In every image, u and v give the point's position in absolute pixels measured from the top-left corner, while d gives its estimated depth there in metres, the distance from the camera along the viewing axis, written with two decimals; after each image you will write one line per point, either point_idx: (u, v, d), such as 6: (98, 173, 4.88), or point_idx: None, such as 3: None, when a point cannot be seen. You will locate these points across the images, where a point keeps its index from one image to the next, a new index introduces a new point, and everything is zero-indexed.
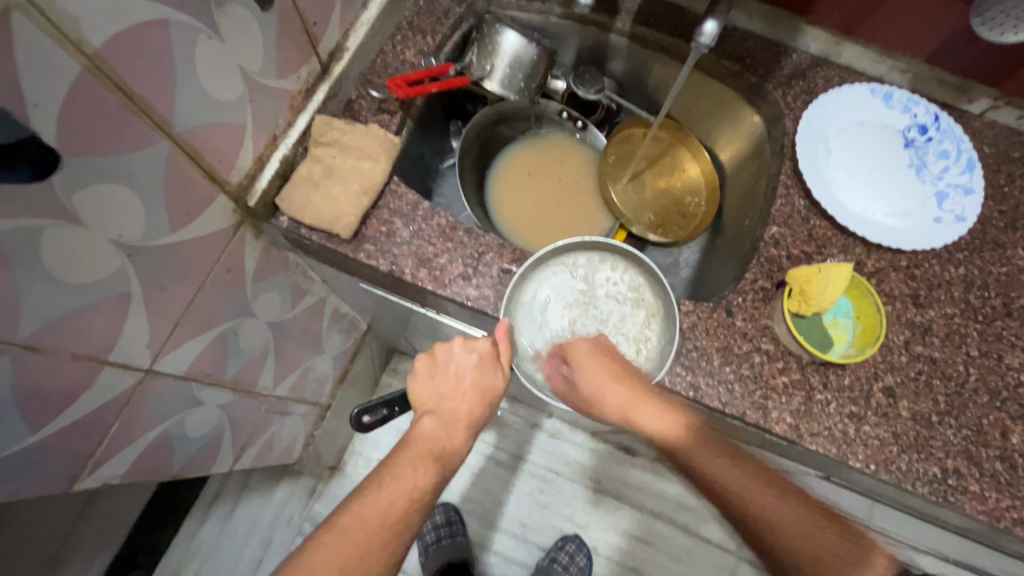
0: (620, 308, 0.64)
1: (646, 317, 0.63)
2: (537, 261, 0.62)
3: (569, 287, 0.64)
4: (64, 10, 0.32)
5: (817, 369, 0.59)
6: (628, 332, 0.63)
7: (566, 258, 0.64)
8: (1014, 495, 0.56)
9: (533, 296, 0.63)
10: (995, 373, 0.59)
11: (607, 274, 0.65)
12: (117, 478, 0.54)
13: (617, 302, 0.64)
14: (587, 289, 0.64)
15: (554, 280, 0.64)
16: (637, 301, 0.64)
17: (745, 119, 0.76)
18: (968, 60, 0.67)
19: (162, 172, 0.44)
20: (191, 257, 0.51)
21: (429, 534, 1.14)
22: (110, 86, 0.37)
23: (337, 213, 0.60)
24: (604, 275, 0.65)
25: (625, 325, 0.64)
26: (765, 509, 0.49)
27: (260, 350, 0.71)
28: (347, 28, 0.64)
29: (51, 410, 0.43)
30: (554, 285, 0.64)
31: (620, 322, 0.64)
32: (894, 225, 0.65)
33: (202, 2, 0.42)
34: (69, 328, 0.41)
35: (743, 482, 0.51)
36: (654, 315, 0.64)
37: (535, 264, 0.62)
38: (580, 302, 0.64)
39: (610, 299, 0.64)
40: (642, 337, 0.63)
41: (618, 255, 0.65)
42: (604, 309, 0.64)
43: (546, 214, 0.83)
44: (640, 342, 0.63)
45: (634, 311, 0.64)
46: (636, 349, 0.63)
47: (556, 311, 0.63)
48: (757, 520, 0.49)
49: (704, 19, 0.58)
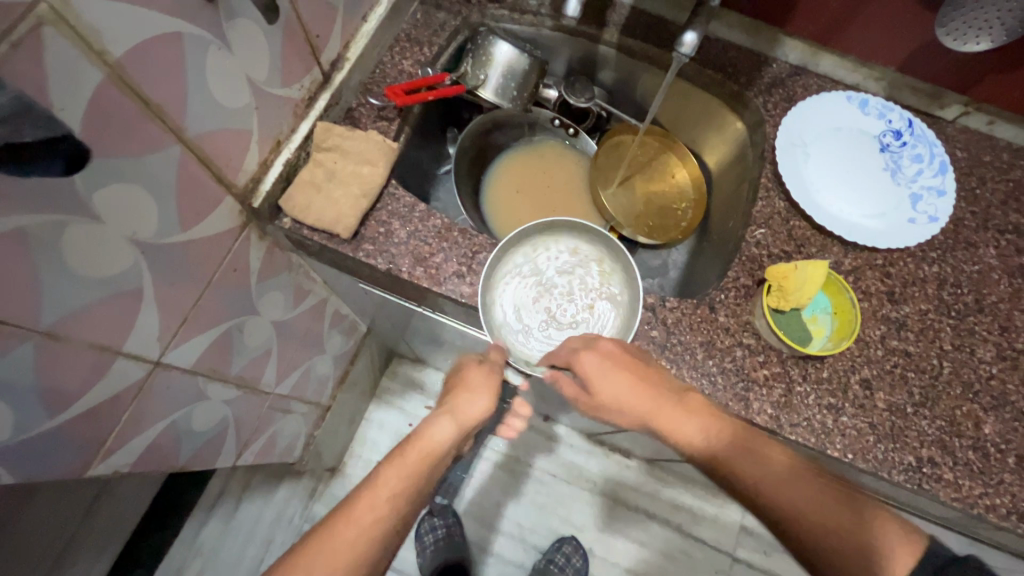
0: (575, 274, 0.71)
1: (596, 265, 0.71)
2: (488, 286, 0.66)
3: (526, 285, 0.69)
4: (90, 23, 0.35)
5: (797, 362, 0.61)
6: (589, 286, 0.71)
7: (509, 266, 0.68)
8: (987, 483, 0.58)
9: (502, 313, 0.68)
10: (968, 366, 0.62)
11: (546, 255, 0.71)
12: (126, 467, 0.57)
13: (569, 266, 0.71)
14: (538, 275, 0.70)
15: (513, 288, 0.69)
16: (583, 260, 0.71)
17: (729, 125, 0.79)
18: (938, 69, 0.70)
19: (175, 173, 0.47)
20: (199, 255, 0.54)
21: (428, 536, 1.16)
22: (129, 93, 0.40)
23: (338, 214, 0.63)
24: (543, 257, 0.71)
25: (586, 283, 0.71)
26: (806, 505, 0.47)
27: (263, 348, 0.74)
28: (348, 40, 0.68)
29: (68, 398, 0.45)
30: (512, 291, 0.69)
31: (578, 282, 0.71)
32: (871, 225, 0.68)
33: (214, 16, 0.45)
34: (87, 318, 0.44)
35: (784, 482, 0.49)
36: (602, 259, 0.71)
37: (489, 286, 0.66)
38: (542, 289, 0.70)
39: (562, 269, 0.71)
40: (604, 282, 0.71)
41: (543, 235, 0.71)
42: (558, 281, 0.70)
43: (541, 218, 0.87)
44: (608, 286, 0.70)
45: (588, 262, 0.71)
46: (609, 294, 0.70)
47: (528, 310, 0.69)
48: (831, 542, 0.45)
49: (685, 30, 0.62)
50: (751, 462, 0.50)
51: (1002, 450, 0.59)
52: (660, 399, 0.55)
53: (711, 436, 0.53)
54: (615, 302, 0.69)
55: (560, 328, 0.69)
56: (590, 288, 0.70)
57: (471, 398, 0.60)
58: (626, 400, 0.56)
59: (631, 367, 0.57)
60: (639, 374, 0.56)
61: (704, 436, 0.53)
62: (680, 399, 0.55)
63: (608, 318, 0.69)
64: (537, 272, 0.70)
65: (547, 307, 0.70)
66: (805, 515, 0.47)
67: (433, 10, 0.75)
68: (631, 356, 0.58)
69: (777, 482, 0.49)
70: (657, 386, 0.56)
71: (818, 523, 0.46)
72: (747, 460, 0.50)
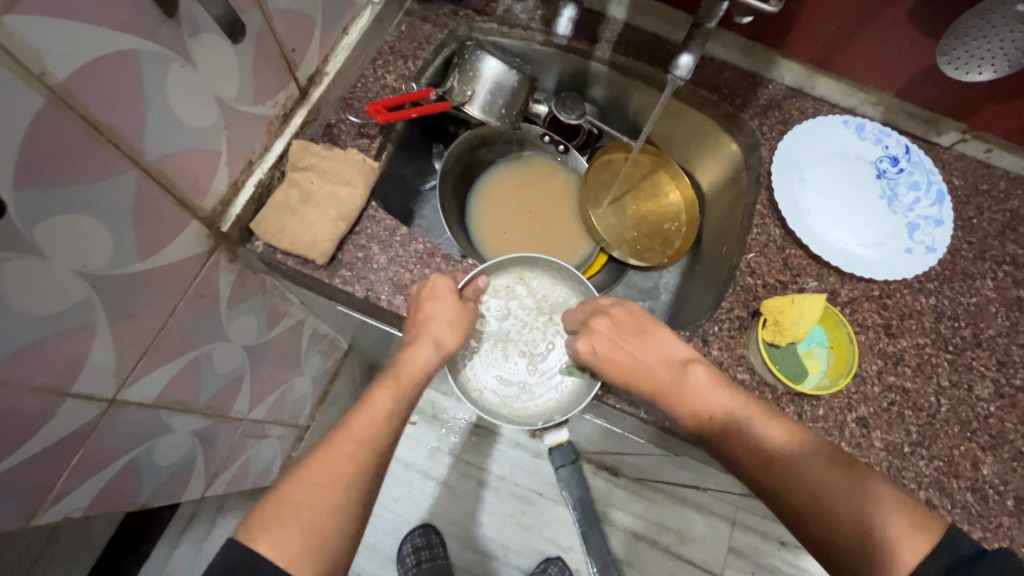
0: (517, 306, 0.66)
1: (524, 285, 0.66)
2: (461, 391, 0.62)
3: (495, 355, 0.65)
4: (26, 43, 0.32)
5: (793, 400, 0.59)
6: (531, 308, 0.67)
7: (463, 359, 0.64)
8: (985, 527, 0.56)
9: (494, 394, 0.64)
10: (965, 404, 0.60)
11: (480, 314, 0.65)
12: (79, 510, 0.53)
13: (508, 301, 0.66)
14: (484, 337, 0.65)
15: (486, 366, 0.65)
16: (510, 291, 0.66)
17: (723, 146, 0.77)
18: (934, 96, 0.69)
19: (132, 201, 0.44)
20: (162, 284, 0.50)
21: (409, 558, 1.12)
22: (76, 117, 0.37)
23: (313, 239, 0.59)
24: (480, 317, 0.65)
25: (530, 304, 0.66)
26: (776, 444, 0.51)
27: (234, 374, 0.70)
28: (327, 53, 0.64)
29: (10, 444, 0.42)
30: (486, 369, 0.65)
31: (522, 312, 0.66)
32: (868, 255, 0.66)
33: (175, 31, 0.41)
34: (28, 361, 0.40)
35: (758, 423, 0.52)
36: (522, 272, 0.67)
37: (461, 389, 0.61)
38: (508, 339, 0.66)
39: (501, 311, 0.66)
40: (542, 295, 0.67)
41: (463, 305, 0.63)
42: (504, 326, 0.65)
43: (541, 241, 0.84)
44: (549, 287, 0.67)
45: (521, 286, 0.66)
46: (552, 294, 0.67)
47: (510, 368, 0.65)
48: (798, 482, 0.49)
49: (681, 51, 0.60)
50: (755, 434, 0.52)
51: (1000, 492, 0.57)
52: (657, 361, 0.58)
53: (710, 408, 0.55)
54: (563, 294, 0.67)
55: (545, 358, 0.66)
56: (540, 305, 0.67)
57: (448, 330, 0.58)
58: (633, 370, 0.58)
59: (627, 336, 0.60)
60: (635, 343, 0.60)
61: (705, 407, 0.55)
62: (680, 370, 0.56)
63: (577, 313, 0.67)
64: (480, 333, 0.65)
65: (517, 351, 0.65)
66: (805, 485, 0.48)
67: (418, 22, 0.72)
68: (631, 328, 0.61)
69: (782, 454, 0.51)
70: (661, 357, 0.58)
71: (815, 489, 0.48)
72: (747, 431, 0.52)
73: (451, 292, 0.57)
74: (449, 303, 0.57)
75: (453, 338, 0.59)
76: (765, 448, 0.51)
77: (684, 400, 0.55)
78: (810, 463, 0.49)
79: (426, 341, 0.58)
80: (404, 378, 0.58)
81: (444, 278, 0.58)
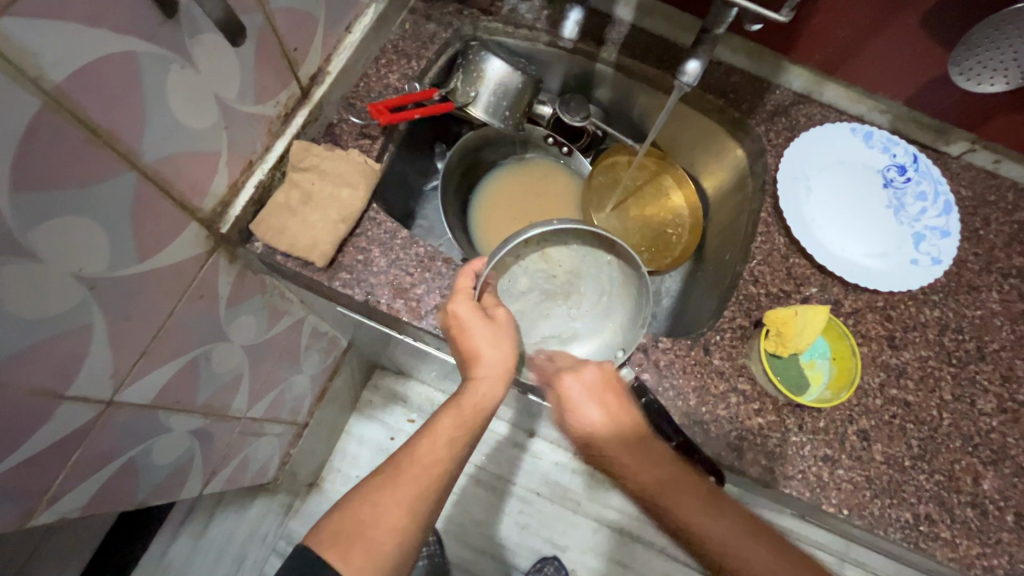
0: (535, 272, 0.62)
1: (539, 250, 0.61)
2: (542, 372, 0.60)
3: (540, 319, 0.63)
4: (22, 45, 0.31)
5: (793, 411, 0.59)
6: (543, 268, 0.63)
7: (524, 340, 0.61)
8: (984, 542, 0.56)
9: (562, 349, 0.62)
10: (968, 418, 0.60)
11: (507, 294, 0.61)
12: (75, 511, 0.53)
13: (524, 271, 0.62)
14: (520, 311, 0.62)
15: (540, 332, 0.62)
16: (527, 262, 0.61)
17: (729, 152, 0.76)
18: (944, 105, 0.68)
19: (131, 203, 0.43)
20: (161, 285, 0.50)
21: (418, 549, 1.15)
22: (72, 119, 0.36)
23: (314, 241, 0.59)
24: (508, 298, 0.61)
25: (545, 266, 0.62)
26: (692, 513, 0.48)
27: (233, 374, 0.70)
28: (329, 52, 0.64)
29: (4, 448, 0.41)
30: (541, 334, 0.62)
31: (540, 276, 0.62)
32: (872, 265, 0.65)
33: (175, 32, 0.41)
34: (21, 366, 0.40)
35: (681, 495, 0.49)
36: (529, 241, 0.60)
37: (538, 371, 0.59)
38: (541, 299, 0.63)
39: (518, 283, 0.62)
40: (552, 254, 0.62)
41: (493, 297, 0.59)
42: (531, 291, 0.63)
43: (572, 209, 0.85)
44: (560, 244, 0.62)
45: (530, 256, 0.61)
46: (563, 249, 0.62)
47: (557, 321, 0.63)
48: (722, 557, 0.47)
49: (688, 57, 0.59)
50: (703, 520, 0.48)
51: (1000, 507, 0.57)
52: (621, 423, 0.53)
53: (662, 479, 0.50)
54: (574, 244, 0.62)
55: (582, 297, 0.63)
56: (556, 266, 0.63)
57: (501, 344, 0.56)
58: (593, 431, 0.54)
59: (609, 392, 0.54)
60: (611, 400, 0.54)
61: (660, 494, 0.50)
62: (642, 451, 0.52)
63: (595, 260, 0.63)
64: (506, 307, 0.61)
65: (548, 304, 0.63)
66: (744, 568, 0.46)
67: (422, 21, 0.71)
68: (612, 387, 0.55)
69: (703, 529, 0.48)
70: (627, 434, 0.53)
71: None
72: (704, 513, 0.48)
73: (474, 311, 0.54)
74: (481, 325, 0.54)
75: (505, 361, 0.55)
76: (714, 535, 0.47)
77: (638, 479, 0.51)
78: (752, 548, 0.47)
79: (492, 374, 0.55)
80: (468, 408, 0.54)
81: (460, 300, 0.55)
